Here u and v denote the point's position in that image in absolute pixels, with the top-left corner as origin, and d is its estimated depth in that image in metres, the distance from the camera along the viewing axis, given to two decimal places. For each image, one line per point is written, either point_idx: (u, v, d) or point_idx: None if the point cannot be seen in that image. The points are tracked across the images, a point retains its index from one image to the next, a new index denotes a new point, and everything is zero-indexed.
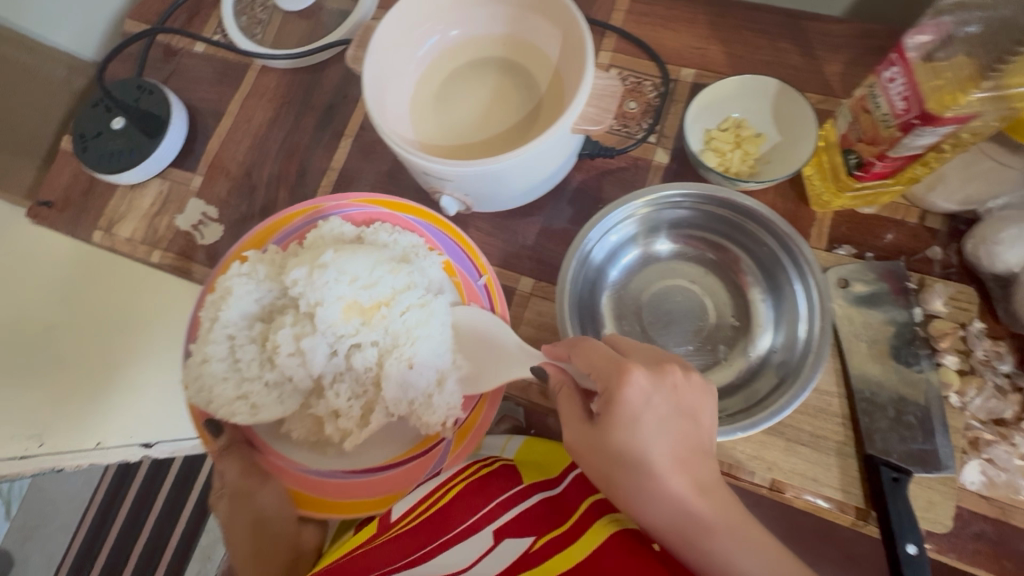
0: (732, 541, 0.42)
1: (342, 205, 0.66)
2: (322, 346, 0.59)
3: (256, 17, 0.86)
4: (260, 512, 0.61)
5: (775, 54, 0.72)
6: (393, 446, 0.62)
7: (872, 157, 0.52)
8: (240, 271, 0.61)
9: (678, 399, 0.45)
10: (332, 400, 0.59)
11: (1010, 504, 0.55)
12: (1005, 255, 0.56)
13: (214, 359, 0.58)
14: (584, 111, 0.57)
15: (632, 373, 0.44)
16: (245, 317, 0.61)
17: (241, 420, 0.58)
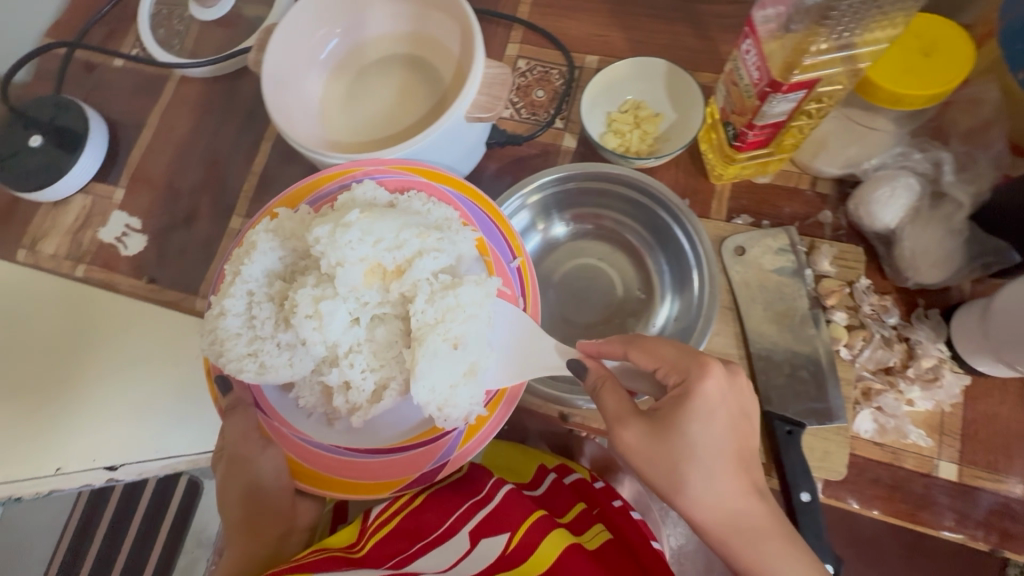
0: (774, 543, 0.43)
1: (378, 170, 0.59)
2: (342, 314, 0.54)
3: (174, 28, 0.86)
4: (256, 480, 0.58)
5: (672, 37, 0.74)
6: (407, 424, 0.56)
7: (743, 127, 0.55)
8: (266, 227, 0.56)
9: (739, 402, 0.45)
10: (346, 371, 0.54)
11: (901, 449, 0.57)
12: (882, 214, 0.59)
13: (231, 313, 0.54)
14: (476, 99, 0.59)
15: (710, 372, 0.44)
16: (268, 274, 0.56)
17: (248, 378, 0.54)
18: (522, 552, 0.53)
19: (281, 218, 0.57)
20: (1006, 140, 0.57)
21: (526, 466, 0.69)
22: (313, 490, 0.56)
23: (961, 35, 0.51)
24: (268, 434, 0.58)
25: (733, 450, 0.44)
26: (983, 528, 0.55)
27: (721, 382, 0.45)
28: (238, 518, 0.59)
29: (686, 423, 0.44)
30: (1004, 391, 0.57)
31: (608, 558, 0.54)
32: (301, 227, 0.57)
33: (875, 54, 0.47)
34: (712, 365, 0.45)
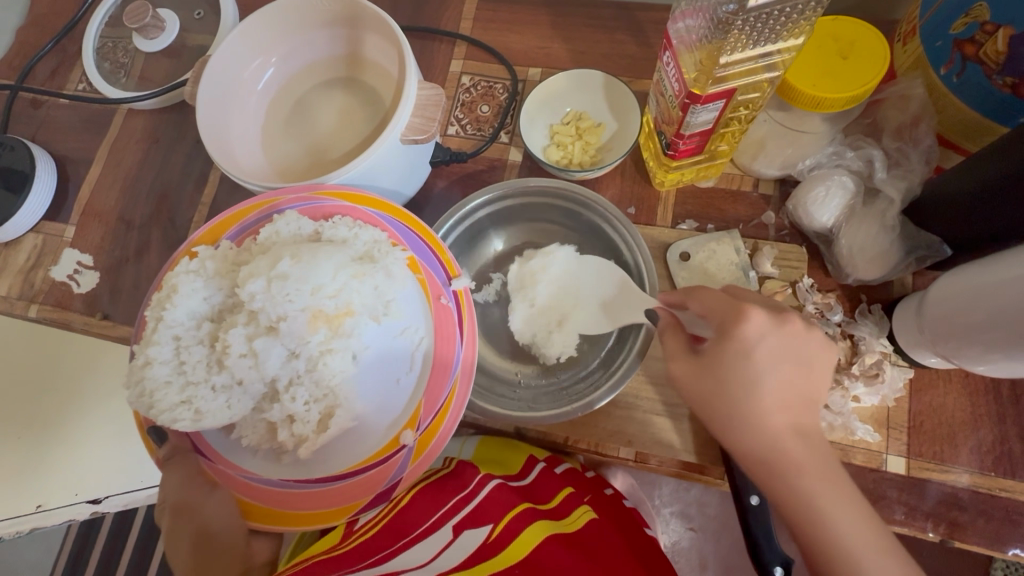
0: (820, 482, 0.43)
1: (300, 198, 0.57)
2: (277, 350, 0.53)
3: (119, 61, 0.85)
4: (205, 525, 0.53)
5: (613, 46, 0.74)
6: (355, 452, 0.54)
7: (673, 137, 0.55)
8: (187, 268, 0.54)
9: (797, 346, 0.44)
10: (286, 405, 0.52)
11: (850, 445, 0.58)
12: (820, 215, 0.59)
13: (157, 362, 0.50)
14: (410, 122, 0.59)
15: (751, 313, 0.44)
16: (194, 317, 0.53)
17: (183, 428, 0.50)
18: (506, 538, 0.55)
19: (202, 257, 0.54)
20: (934, 134, 0.58)
21: (513, 458, 0.66)
22: (272, 528, 0.53)
23: (876, 34, 0.51)
24: (213, 479, 0.54)
25: (786, 392, 0.44)
26: (932, 519, 0.55)
27: (766, 325, 0.44)
28: (189, 564, 0.53)
29: (729, 362, 0.44)
30: (947, 381, 0.58)
31: (592, 547, 0.56)
32: (225, 266, 0.55)
33: (788, 61, 0.48)
34: (753, 308, 0.45)
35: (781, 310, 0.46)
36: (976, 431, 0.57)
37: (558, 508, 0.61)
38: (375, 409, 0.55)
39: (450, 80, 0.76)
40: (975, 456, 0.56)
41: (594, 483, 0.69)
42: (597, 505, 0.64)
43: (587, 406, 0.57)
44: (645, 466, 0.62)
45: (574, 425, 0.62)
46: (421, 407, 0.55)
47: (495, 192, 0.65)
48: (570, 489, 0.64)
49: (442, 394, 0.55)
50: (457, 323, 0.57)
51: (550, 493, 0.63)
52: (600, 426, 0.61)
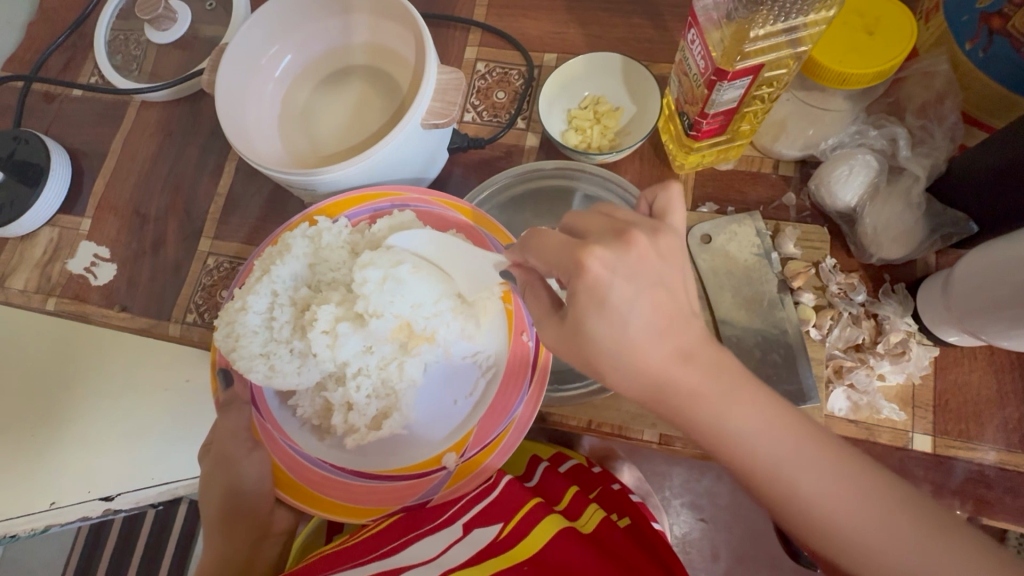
0: (728, 406, 0.39)
1: (423, 200, 0.61)
2: (354, 340, 0.56)
3: (131, 54, 0.84)
4: (234, 485, 0.56)
5: (630, 30, 0.73)
6: (404, 454, 0.56)
7: (697, 117, 0.55)
8: (303, 232, 0.57)
9: (648, 268, 0.37)
10: (351, 394, 0.56)
11: (876, 424, 0.58)
12: (843, 193, 0.59)
13: (252, 310, 0.55)
14: (431, 106, 0.59)
15: (589, 253, 0.37)
16: (295, 278, 0.58)
17: (256, 378, 0.54)
18: (510, 539, 0.54)
19: (321, 227, 0.58)
20: (959, 111, 0.58)
21: (519, 461, 0.73)
22: (295, 504, 0.55)
23: (903, 9, 0.51)
24: (258, 436, 0.56)
25: (660, 316, 0.38)
26: (958, 497, 0.56)
27: (611, 256, 0.37)
28: (216, 515, 0.58)
29: (588, 312, 0.38)
30: (972, 359, 0.58)
31: (606, 543, 0.55)
32: (339, 240, 0.58)
33: (815, 36, 0.47)
34: (592, 246, 0.37)
35: (622, 229, 0.39)
36: (1002, 408, 0.57)
37: (568, 508, 0.61)
38: (432, 419, 0.57)
39: (465, 67, 0.76)
40: (1001, 434, 0.56)
41: (603, 478, 0.70)
42: (602, 501, 0.66)
43: (590, 394, 0.61)
44: (669, 449, 0.61)
45: (598, 408, 0.61)
46: (470, 435, 0.55)
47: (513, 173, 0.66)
48: (575, 489, 0.63)
49: (512, 405, 0.55)
50: (534, 356, 0.56)
51: (559, 492, 0.63)
52: (623, 409, 0.61)
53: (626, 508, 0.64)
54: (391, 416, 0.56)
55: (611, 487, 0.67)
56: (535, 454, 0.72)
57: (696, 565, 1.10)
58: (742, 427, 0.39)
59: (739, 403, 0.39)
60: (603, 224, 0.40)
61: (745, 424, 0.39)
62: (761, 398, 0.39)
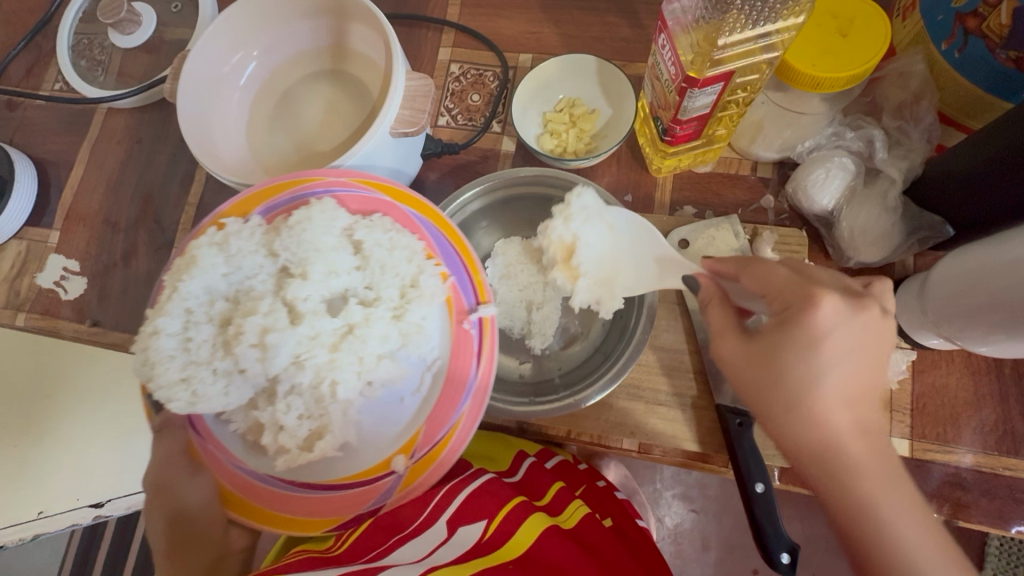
0: (887, 492, 0.38)
1: (341, 183, 0.55)
2: (287, 350, 0.52)
3: (95, 58, 0.82)
4: (183, 509, 0.52)
5: (606, 29, 0.72)
6: (347, 464, 0.53)
7: (670, 123, 0.54)
8: (210, 240, 0.52)
9: (869, 340, 0.39)
10: (279, 415, 0.51)
11: None
12: (820, 197, 0.58)
13: (164, 333, 0.49)
14: (399, 114, 0.58)
15: (828, 296, 0.39)
16: (211, 290, 0.52)
17: (177, 408, 0.49)
18: (500, 536, 0.54)
19: (229, 230, 0.52)
20: (934, 112, 0.57)
21: (503, 454, 0.67)
22: (249, 523, 0.52)
23: (876, 9, 0.50)
24: (199, 458, 0.53)
25: (856, 386, 0.39)
26: (937, 500, 0.55)
27: (842, 310, 0.39)
28: (167, 544, 0.53)
29: (793, 348, 0.39)
30: (949, 361, 0.58)
31: (588, 541, 0.57)
32: (251, 243, 0.53)
33: (786, 42, 0.46)
34: (825, 291, 0.39)
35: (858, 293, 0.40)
36: (978, 410, 0.57)
37: (552, 503, 0.61)
38: (375, 426, 0.54)
39: (439, 69, 0.74)
40: (978, 436, 0.56)
41: (588, 474, 0.71)
42: (588, 497, 0.67)
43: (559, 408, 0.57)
44: (648, 456, 0.61)
45: (576, 418, 0.61)
46: (418, 435, 0.52)
47: (476, 188, 0.63)
48: (560, 484, 0.63)
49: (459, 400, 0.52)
50: (476, 350, 0.53)
51: (542, 488, 0.62)
52: (602, 418, 0.61)
53: (611, 509, 0.67)
54: (325, 436, 0.52)
55: (597, 484, 0.70)
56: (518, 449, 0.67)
57: (687, 556, 1.10)
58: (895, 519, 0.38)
59: (896, 486, 0.38)
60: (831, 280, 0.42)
61: (903, 516, 0.38)
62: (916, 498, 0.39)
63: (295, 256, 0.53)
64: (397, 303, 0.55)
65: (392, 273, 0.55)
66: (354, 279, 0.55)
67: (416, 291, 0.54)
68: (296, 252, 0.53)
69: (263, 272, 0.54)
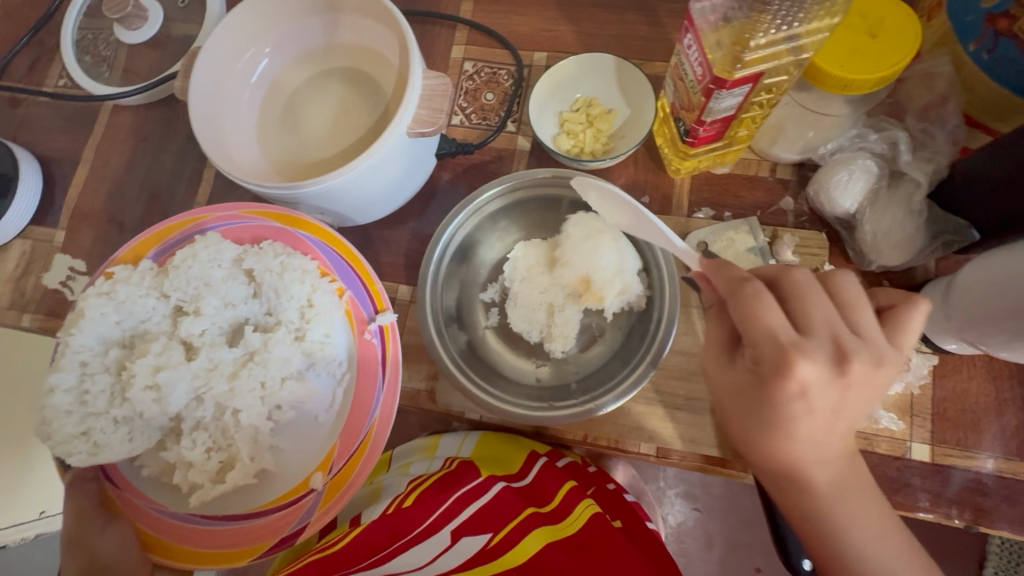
0: (839, 508, 0.43)
1: (230, 217, 0.58)
2: (184, 385, 0.52)
3: (100, 54, 0.80)
4: (99, 559, 0.50)
5: (622, 27, 0.71)
6: (263, 490, 0.53)
7: (694, 124, 0.53)
8: (99, 291, 0.53)
9: (854, 393, 0.38)
10: (184, 452, 0.51)
11: (875, 433, 0.57)
12: (842, 200, 0.58)
13: (59, 390, 0.50)
14: (417, 114, 0.57)
15: (802, 366, 0.36)
16: (104, 340, 0.53)
17: (79, 461, 0.50)
18: (504, 547, 0.56)
19: (118, 279, 0.54)
20: (960, 114, 0.56)
21: (513, 455, 0.66)
22: (173, 564, 0.53)
23: (907, 10, 0.49)
24: (115, 508, 0.53)
25: (822, 435, 0.40)
26: (957, 506, 0.55)
27: (819, 374, 0.36)
28: None
29: (761, 406, 0.38)
30: (970, 366, 0.57)
31: (592, 542, 0.56)
32: (142, 287, 0.54)
33: (817, 43, 0.45)
34: (805, 357, 0.36)
35: (844, 351, 0.37)
36: (999, 415, 0.56)
37: (559, 506, 0.61)
38: (296, 447, 0.54)
39: (452, 67, 0.73)
40: (999, 441, 0.56)
41: (597, 476, 0.69)
42: (599, 498, 0.66)
43: (576, 415, 0.56)
44: (666, 460, 0.61)
45: (593, 422, 0.60)
46: (334, 450, 0.53)
47: (497, 187, 0.63)
48: (571, 483, 0.63)
49: (369, 407, 0.54)
50: (380, 354, 0.55)
51: (551, 493, 0.63)
52: (619, 423, 0.60)
53: (619, 510, 0.65)
54: (235, 467, 0.52)
55: (606, 487, 0.68)
56: (528, 451, 0.66)
57: (691, 554, 1.10)
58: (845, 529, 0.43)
59: (850, 499, 0.43)
60: (828, 328, 0.38)
61: (858, 526, 0.43)
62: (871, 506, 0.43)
63: (186, 294, 0.54)
64: (299, 324, 0.54)
65: (287, 296, 0.54)
66: (253, 307, 0.57)
67: (314, 312, 0.54)
68: (185, 289, 0.54)
69: (156, 315, 0.54)
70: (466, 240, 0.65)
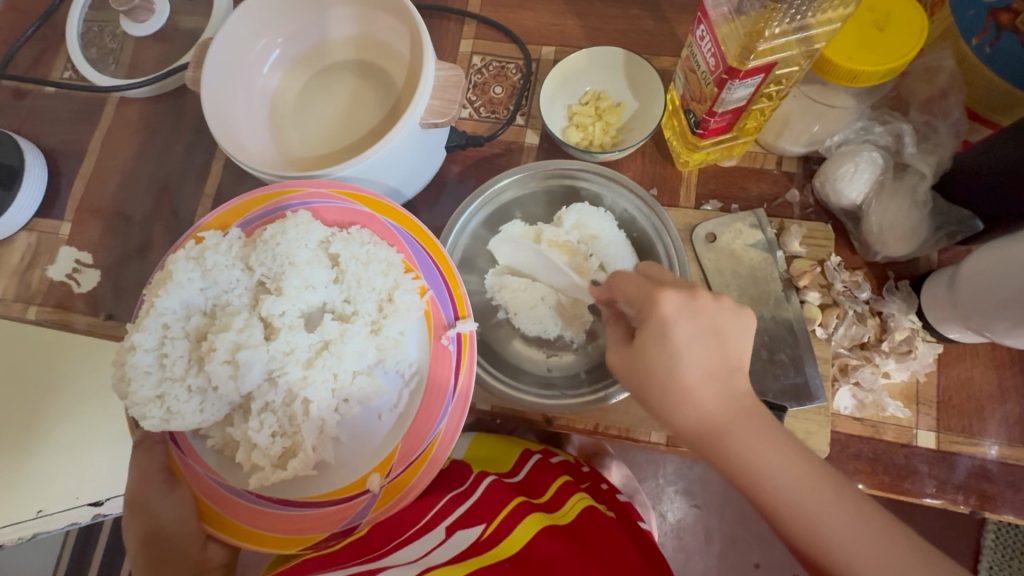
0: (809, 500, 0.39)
1: (321, 194, 0.56)
2: (260, 366, 0.52)
3: (106, 47, 0.80)
4: (157, 528, 0.52)
5: (629, 22, 0.72)
6: (325, 479, 0.53)
7: (705, 115, 0.54)
8: (187, 254, 0.53)
9: (711, 321, 0.42)
10: (252, 433, 0.52)
11: (881, 422, 0.58)
12: (849, 191, 0.59)
13: (141, 349, 0.50)
14: (429, 105, 0.57)
15: (662, 294, 0.42)
16: (187, 305, 0.53)
17: (152, 425, 0.50)
18: (496, 536, 0.54)
19: (206, 245, 0.54)
20: (963, 107, 0.57)
21: (507, 454, 0.68)
22: (224, 538, 0.53)
23: (913, 4, 0.50)
24: (178, 474, 0.54)
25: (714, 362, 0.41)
26: (963, 492, 0.56)
27: (682, 301, 0.42)
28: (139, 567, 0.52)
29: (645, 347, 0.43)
30: (974, 355, 0.58)
31: (589, 535, 0.55)
32: (228, 257, 0.54)
33: (828, 34, 0.46)
34: (664, 289, 0.43)
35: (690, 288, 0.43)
36: (1003, 403, 0.57)
37: (553, 501, 0.61)
38: (355, 442, 0.55)
39: (460, 61, 0.74)
40: (1003, 428, 0.57)
41: (592, 476, 0.70)
42: (594, 495, 0.65)
43: (584, 405, 0.57)
44: (676, 449, 0.61)
45: (605, 412, 0.61)
46: (395, 453, 0.53)
47: (512, 176, 0.64)
48: (564, 479, 0.64)
49: (437, 416, 0.53)
50: (455, 367, 0.54)
51: (544, 486, 0.63)
52: (630, 413, 0.61)
53: (614, 506, 0.64)
54: (296, 456, 0.52)
55: (600, 486, 0.68)
56: (522, 450, 0.68)
57: (690, 550, 1.11)
58: (781, 471, 0.39)
59: (761, 437, 0.40)
60: (674, 283, 0.44)
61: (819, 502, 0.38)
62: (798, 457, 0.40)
63: (270, 271, 0.55)
64: (375, 317, 0.56)
65: (368, 287, 0.55)
66: (332, 293, 0.57)
67: (392, 306, 0.55)
68: (270, 266, 0.54)
69: (239, 287, 0.55)
70: (482, 230, 0.66)
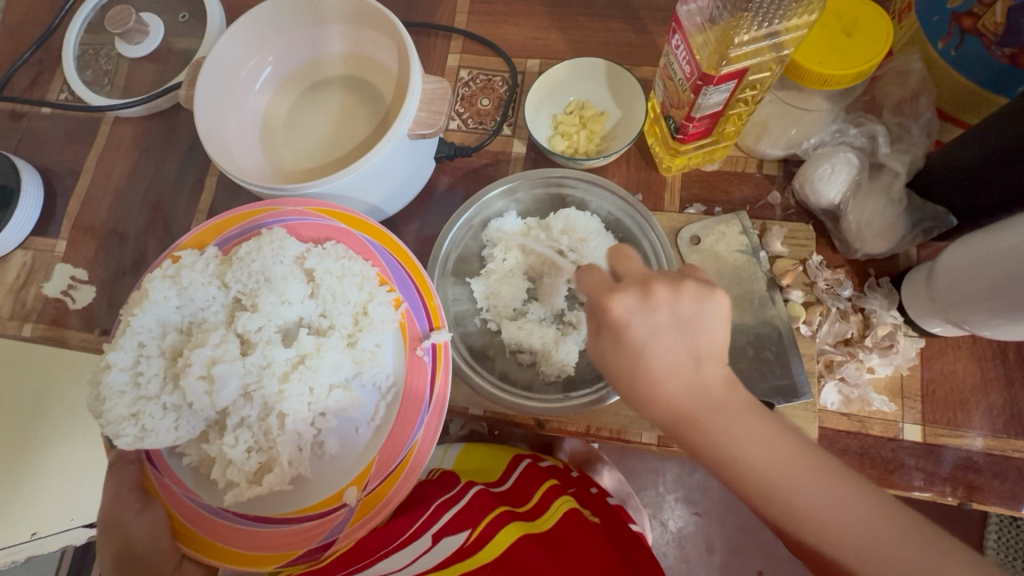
0: (735, 441, 0.37)
1: (297, 212, 0.57)
2: (236, 380, 0.53)
3: (102, 68, 0.82)
4: (129, 547, 0.50)
5: (611, 35, 0.74)
6: (300, 495, 0.54)
7: (683, 120, 0.55)
8: (164, 273, 0.54)
9: (676, 314, 0.38)
10: (227, 448, 0.52)
11: (868, 417, 0.59)
12: (827, 191, 0.60)
13: (116, 367, 0.51)
14: (417, 116, 0.58)
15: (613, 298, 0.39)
16: (164, 323, 0.54)
17: (125, 443, 0.50)
18: (481, 542, 0.55)
19: (183, 263, 0.55)
20: (933, 108, 0.59)
21: (495, 464, 0.69)
22: (200, 558, 0.52)
23: (879, 11, 0.52)
24: (152, 492, 0.54)
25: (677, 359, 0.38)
26: (950, 484, 0.57)
27: (634, 305, 0.38)
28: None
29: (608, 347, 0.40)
30: (956, 348, 0.60)
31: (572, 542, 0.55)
32: (204, 275, 0.55)
33: (796, 39, 0.48)
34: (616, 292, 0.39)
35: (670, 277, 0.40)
36: (986, 395, 0.58)
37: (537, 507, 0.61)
38: (334, 456, 0.55)
39: (448, 75, 0.76)
40: (987, 420, 0.58)
41: (580, 481, 0.69)
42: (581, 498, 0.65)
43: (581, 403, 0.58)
44: (668, 450, 0.62)
45: (596, 414, 0.62)
46: (372, 465, 0.53)
47: (501, 188, 0.66)
48: (552, 483, 0.64)
49: (411, 429, 0.53)
50: (430, 378, 0.54)
51: (528, 493, 0.63)
52: (621, 414, 0.61)
53: (601, 511, 0.64)
54: (273, 470, 0.52)
55: (588, 490, 0.67)
56: (510, 457, 0.69)
57: (693, 560, 1.10)
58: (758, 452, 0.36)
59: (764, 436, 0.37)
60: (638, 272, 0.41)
61: (758, 457, 0.36)
62: (772, 430, 0.37)
63: (246, 288, 0.56)
64: (351, 330, 0.57)
65: (343, 300, 0.57)
66: (308, 308, 0.58)
67: (367, 319, 0.56)
68: (246, 283, 0.56)
69: (216, 304, 0.56)
70: (473, 243, 0.67)
